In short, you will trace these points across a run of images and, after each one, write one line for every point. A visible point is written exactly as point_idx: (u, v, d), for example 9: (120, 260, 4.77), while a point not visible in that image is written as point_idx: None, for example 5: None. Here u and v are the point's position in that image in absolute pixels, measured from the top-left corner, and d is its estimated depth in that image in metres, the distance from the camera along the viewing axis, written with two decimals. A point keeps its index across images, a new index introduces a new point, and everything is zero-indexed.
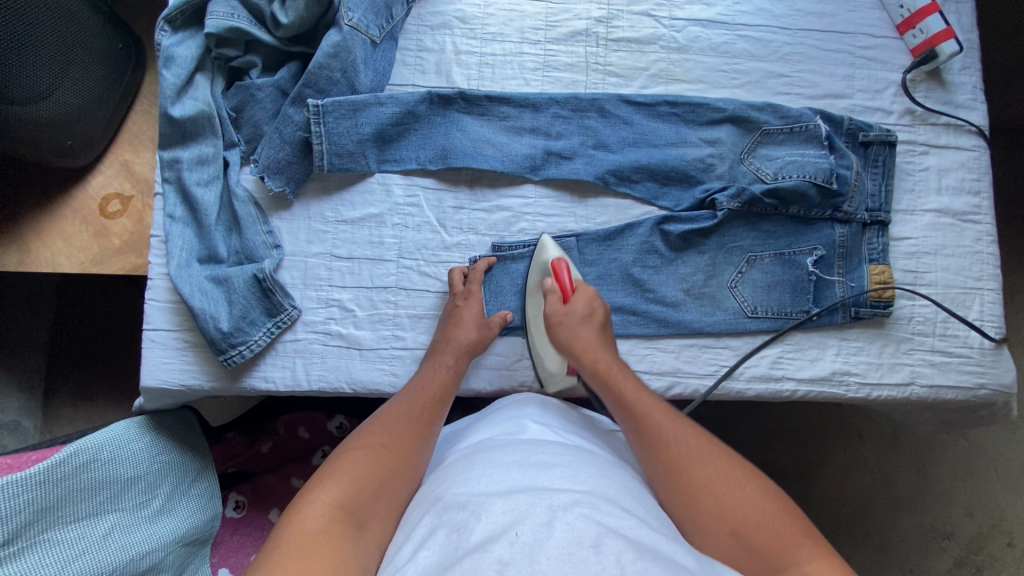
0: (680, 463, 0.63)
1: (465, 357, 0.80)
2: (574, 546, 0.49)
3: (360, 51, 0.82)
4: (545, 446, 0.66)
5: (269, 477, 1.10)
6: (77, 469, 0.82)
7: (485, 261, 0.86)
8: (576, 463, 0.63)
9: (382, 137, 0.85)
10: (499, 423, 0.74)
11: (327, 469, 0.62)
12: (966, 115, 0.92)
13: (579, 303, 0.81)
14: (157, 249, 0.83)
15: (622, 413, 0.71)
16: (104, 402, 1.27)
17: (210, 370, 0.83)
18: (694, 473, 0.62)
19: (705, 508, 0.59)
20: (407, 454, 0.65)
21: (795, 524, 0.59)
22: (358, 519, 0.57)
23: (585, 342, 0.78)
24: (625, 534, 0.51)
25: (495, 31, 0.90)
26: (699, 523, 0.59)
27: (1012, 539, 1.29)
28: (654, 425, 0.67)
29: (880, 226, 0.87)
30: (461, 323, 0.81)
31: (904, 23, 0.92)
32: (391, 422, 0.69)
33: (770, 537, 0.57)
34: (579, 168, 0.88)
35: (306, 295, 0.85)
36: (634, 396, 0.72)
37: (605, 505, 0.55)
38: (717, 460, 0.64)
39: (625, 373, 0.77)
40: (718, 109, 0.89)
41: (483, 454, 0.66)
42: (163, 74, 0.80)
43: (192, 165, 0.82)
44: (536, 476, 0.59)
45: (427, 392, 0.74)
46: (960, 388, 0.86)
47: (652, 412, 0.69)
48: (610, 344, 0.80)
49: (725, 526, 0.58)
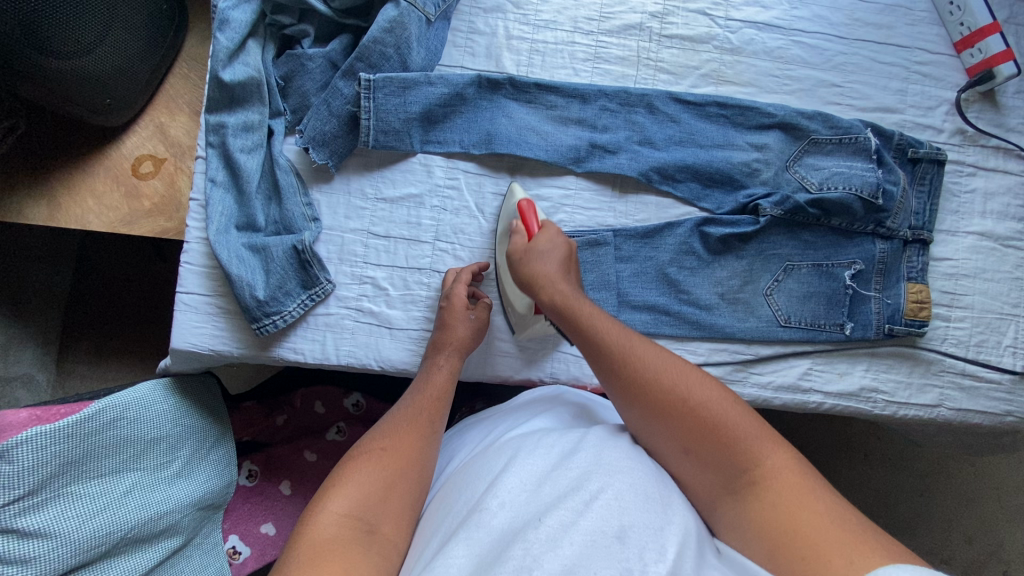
0: (635, 384, 0.63)
1: (459, 357, 0.78)
2: (597, 534, 0.50)
3: (415, 28, 0.82)
4: (568, 430, 0.66)
5: (282, 449, 1.11)
6: (104, 426, 0.82)
7: (479, 265, 0.85)
8: (604, 446, 0.62)
9: (429, 117, 0.85)
10: (522, 412, 0.75)
11: (337, 475, 0.62)
12: (1016, 139, 0.91)
13: (545, 240, 0.77)
14: (196, 213, 0.83)
15: (579, 336, 0.69)
16: (119, 362, 1.28)
17: (241, 338, 0.83)
18: (649, 391, 0.61)
19: (659, 425, 0.60)
20: (411, 456, 0.64)
21: (750, 424, 0.57)
22: (370, 524, 0.58)
23: (546, 274, 0.74)
24: (652, 523, 0.51)
25: (548, 18, 0.89)
26: (659, 441, 0.60)
27: (1010, 567, 1.29)
28: (605, 345, 0.67)
29: (922, 244, 0.86)
30: (449, 324, 0.79)
31: (963, 41, 0.90)
32: (393, 425, 0.67)
33: (725, 447, 0.56)
34: (623, 163, 0.87)
35: (341, 270, 0.84)
36: (587, 318, 0.70)
37: (637, 489, 0.54)
38: (672, 370, 0.62)
39: (583, 295, 0.74)
40: (768, 114, 0.88)
41: (508, 441, 0.67)
42: (216, 37, 0.79)
43: (237, 131, 0.81)
44: (560, 462, 0.59)
45: (429, 394, 0.72)
46: (987, 414, 0.86)
47: (606, 335, 0.67)
48: (573, 274, 0.77)
49: (680, 444, 0.59)
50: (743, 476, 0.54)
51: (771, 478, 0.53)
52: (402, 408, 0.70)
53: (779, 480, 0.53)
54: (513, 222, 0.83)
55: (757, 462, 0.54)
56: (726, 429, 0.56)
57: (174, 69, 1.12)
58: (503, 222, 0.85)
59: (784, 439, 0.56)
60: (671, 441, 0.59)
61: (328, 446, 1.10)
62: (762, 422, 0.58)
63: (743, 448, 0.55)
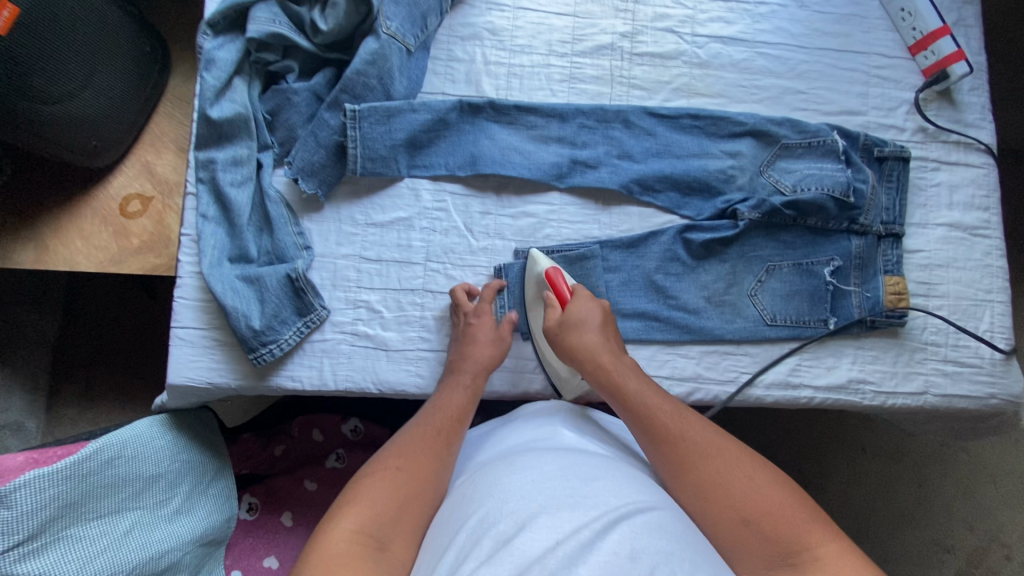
0: (692, 462, 0.65)
1: (483, 375, 0.80)
2: (612, 557, 0.52)
3: (396, 59, 0.84)
4: (582, 455, 0.68)
5: (283, 480, 1.10)
6: (103, 465, 0.82)
7: (496, 283, 0.87)
8: (614, 476, 0.64)
9: (414, 143, 0.87)
10: (533, 427, 0.76)
11: (349, 493, 0.63)
12: (974, 133, 0.95)
13: (579, 308, 0.81)
14: (188, 248, 0.84)
15: (631, 411, 0.71)
16: (111, 403, 1.27)
17: (238, 369, 0.83)
18: (707, 469, 0.64)
19: (717, 497, 0.62)
20: (424, 479, 0.66)
21: (795, 503, 0.61)
22: (380, 542, 0.59)
23: (590, 342, 0.77)
24: (661, 548, 0.54)
25: (523, 43, 0.93)
26: (714, 516, 0.62)
27: (1012, 552, 1.30)
28: (660, 421, 0.69)
29: (894, 238, 0.90)
30: (475, 341, 0.81)
31: (916, 45, 0.95)
32: (406, 446, 0.68)
33: (776, 518, 0.59)
34: (604, 176, 0.90)
35: (334, 296, 0.86)
36: (638, 393, 0.72)
37: (643, 520, 0.57)
38: (724, 451, 0.66)
39: (629, 366, 0.77)
40: (739, 123, 0.92)
41: (523, 457, 0.68)
42: (203, 76, 0.81)
43: (226, 166, 0.83)
44: (574, 488, 0.61)
45: (444, 416, 0.73)
46: (972, 398, 0.88)
47: (659, 413, 0.70)
48: (613, 339, 0.80)
49: (738, 516, 0.61)
50: (797, 553, 0.57)
51: (828, 555, 0.56)
52: (417, 428, 0.71)
53: (833, 560, 0.56)
54: (543, 290, 0.86)
55: (813, 539, 0.58)
56: (783, 509, 0.60)
57: (159, 107, 1.13)
58: (528, 289, 0.87)
59: (831, 523, 0.60)
60: (726, 513, 0.61)
61: (328, 474, 1.10)
62: (805, 501, 0.62)
63: (798, 528, 0.59)
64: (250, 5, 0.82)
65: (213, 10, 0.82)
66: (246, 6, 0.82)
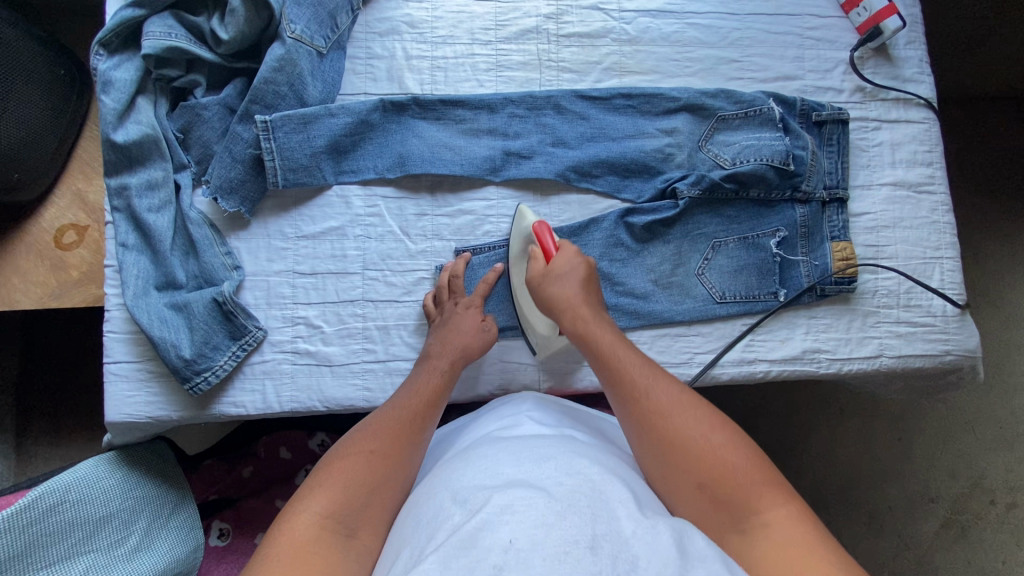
0: (655, 417, 0.62)
1: (458, 366, 0.76)
2: (571, 546, 0.47)
3: (306, 63, 0.81)
4: (541, 439, 0.64)
5: (253, 501, 1.07)
6: (44, 513, 0.80)
7: (463, 260, 0.84)
8: (572, 455, 0.61)
9: (337, 149, 0.84)
10: (495, 422, 0.73)
11: (315, 478, 0.59)
12: (914, 88, 0.93)
13: (561, 264, 0.77)
14: (112, 279, 0.81)
15: (600, 362, 0.69)
16: (79, 437, 1.23)
17: (177, 400, 0.81)
18: (669, 428, 0.61)
19: (673, 459, 0.59)
20: (401, 462, 0.63)
21: (760, 469, 0.57)
22: (349, 529, 0.56)
23: (564, 295, 0.75)
24: (622, 530, 0.50)
25: (444, 34, 0.89)
26: (669, 476, 0.59)
27: (995, 496, 1.31)
28: (628, 376, 0.66)
29: (839, 203, 0.89)
30: (460, 330, 0.78)
31: (848, 2, 0.93)
32: (382, 427, 0.65)
33: (732, 482, 0.56)
34: (539, 166, 0.87)
35: (271, 315, 0.83)
36: (611, 348, 0.69)
37: (601, 500, 0.53)
38: (693, 412, 0.62)
39: (605, 321, 0.74)
40: (673, 99, 0.89)
41: (478, 450, 0.64)
42: (102, 99, 0.77)
43: (141, 191, 0.79)
44: (532, 468, 0.57)
45: (420, 399, 0.70)
46: (927, 356, 0.88)
47: (627, 364, 0.67)
48: (593, 293, 0.77)
49: (692, 479, 0.58)
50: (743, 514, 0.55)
51: (775, 521, 0.53)
52: (392, 408, 0.68)
53: (779, 525, 0.53)
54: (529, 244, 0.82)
55: (761, 505, 0.54)
56: (741, 475, 0.56)
57: (85, 132, 1.08)
58: (516, 242, 0.84)
59: (795, 494, 0.56)
60: (683, 477, 0.58)
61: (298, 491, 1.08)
62: (769, 467, 0.58)
63: (751, 493, 0.55)
64: (144, 20, 0.78)
65: (104, 28, 0.78)
66: (138, 22, 0.79)
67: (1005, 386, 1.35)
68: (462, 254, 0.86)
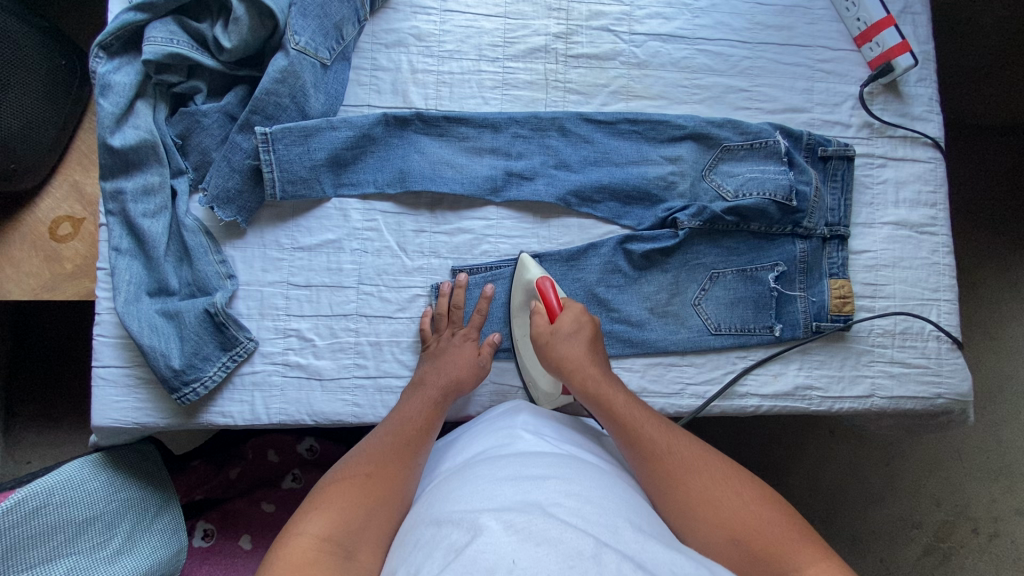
0: (677, 475, 0.62)
1: (453, 396, 0.77)
2: (573, 562, 0.45)
3: (309, 75, 0.80)
4: (537, 456, 0.63)
5: (238, 503, 1.07)
6: (28, 515, 0.80)
7: (461, 283, 0.84)
8: (571, 473, 0.60)
9: (337, 161, 0.83)
10: (491, 436, 0.72)
11: (312, 503, 0.59)
12: (922, 127, 0.93)
13: (568, 321, 0.76)
14: (104, 283, 0.80)
15: (615, 427, 0.68)
16: (68, 428, 1.22)
17: (165, 407, 0.80)
18: (694, 487, 0.60)
19: (704, 517, 0.59)
20: (394, 485, 0.62)
21: (794, 527, 0.57)
22: (347, 550, 0.55)
23: (574, 356, 0.74)
24: (625, 545, 0.49)
25: (451, 49, 0.88)
26: (702, 533, 0.58)
27: (978, 525, 1.32)
28: (646, 438, 0.65)
29: (839, 240, 0.88)
30: (454, 362, 0.79)
31: (861, 36, 0.92)
32: (376, 452, 0.65)
33: (766, 537, 0.56)
34: (540, 188, 0.87)
35: (262, 326, 0.82)
36: (625, 408, 0.69)
37: (600, 518, 0.52)
38: (715, 471, 0.62)
39: (615, 382, 0.73)
40: (679, 126, 0.88)
41: (476, 467, 0.64)
42: (100, 103, 0.76)
43: (137, 196, 0.79)
44: (530, 487, 0.56)
45: (411, 424, 0.70)
46: (918, 398, 0.88)
47: (644, 427, 0.67)
48: (600, 354, 0.76)
49: (726, 536, 0.57)
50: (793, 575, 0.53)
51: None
52: (386, 434, 0.69)
53: None
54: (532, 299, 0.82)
55: (804, 559, 0.54)
56: (775, 531, 0.56)
57: (84, 124, 1.07)
58: (517, 295, 0.85)
59: (826, 545, 0.56)
60: (718, 535, 0.57)
61: (284, 495, 1.07)
62: (797, 517, 0.59)
63: (789, 549, 0.55)
64: (145, 24, 0.77)
65: (104, 31, 0.76)
66: (139, 25, 0.77)
67: (994, 419, 1.35)
68: (458, 273, 0.85)
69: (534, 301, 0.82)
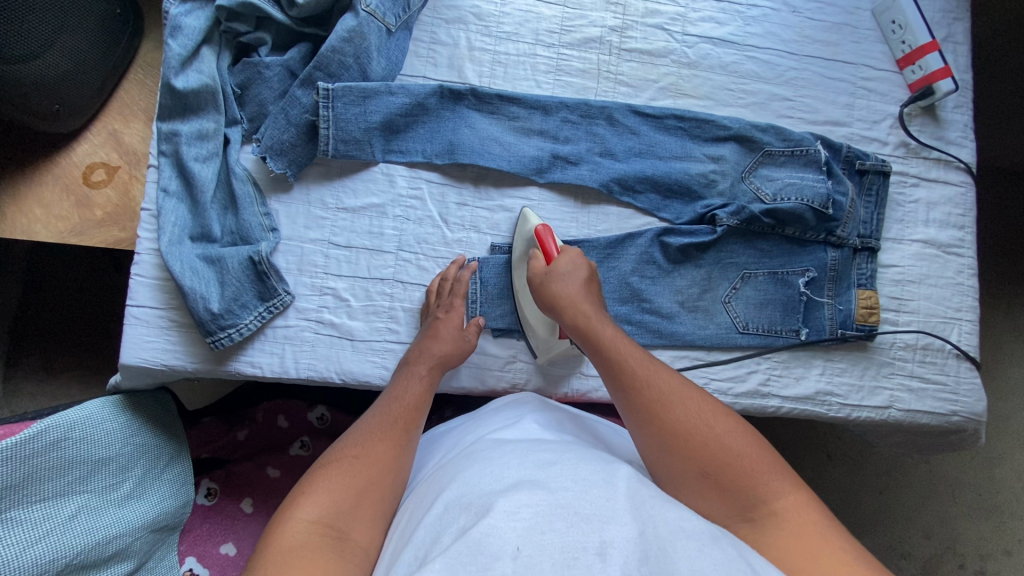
0: (657, 409, 0.62)
1: (439, 369, 0.76)
2: (579, 551, 0.45)
3: (375, 38, 0.82)
4: (541, 442, 0.63)
5: (244, 465, 1.04)
6: (48, 447, 0.79)
7: (470, 269, 0.84)
8: (574, 458, 0.59)
9: (390, 127, 0.84)
10: (497, 423, 0.72)
11: (305, 484, 0.60)
12: (956, 151, 0.95)
13: (564, 264, 0.78)
14: (148, 223, 0.81)
15: (600, 355, 0.69)
16: (69, 382, 1.21)
17: (195, 351, 0.80)
18: (673, 419, 0.60)
19: (680, 446, 0.59)
20: (383, 466, 0.62)
21: (765, 457, 0.57)
22: (340, 531, 0.56)
23: (568, 293, 0.75)
24: (629, 530, 0.48)
25: (509, 30, 0.90)
26: (671, 463, 0.59)
27: (965, 560, 1.32)
28: (630, 370, 0.66)
29: (870, 252, 0.90)
30: (438, 335, 0.78)
31: (904, 58, 0.95)
32: (366, 434, 0.65)
33: (739, 472, 0.56)
34: (584, 173, 0.88)
35: (300, 281, 0.83)
36: (612, 342, 0.70)
37: (604, 499, 0.51)
38: (695, 406, 0.61)
39: (606, 319, 0.74)
40: (724, 127, 0.90)
41: (482, 452, 0.63)
42: (168, 43, 0.78)
43: (191, 140, 0.80)
44: (534, 472, 0.56)
45: (403, 403, 0.70)
46: (935, 414, 0.89)
47: (628, 360, 0.67)
48: (596, 296, 0.77)
49: (696, 467, 0.58)
50: (756, 504, 0.54)
51: (786, 508, 0.54)
52: (375, 417, 0.68)
53: (791, 512, 0.53)
54: (531, 247, 0.83)
55: (769, 493, 0.55)
56: (746, 461, 0.57)
57: (129, 74, 1.06)
58: (519, 244, 0.85)
59: (796, 475, 0.57)
60: (688, 467, 0.58)
61: (291, 461, 1.05)
62: (773, 452, 0.59)
63: (760, 481, 0.55)
64: None
65: None
66: None
67: (990, 455, 1.37)
68: (497, 250, 0.87)
69: (532, 250, 0.82)
